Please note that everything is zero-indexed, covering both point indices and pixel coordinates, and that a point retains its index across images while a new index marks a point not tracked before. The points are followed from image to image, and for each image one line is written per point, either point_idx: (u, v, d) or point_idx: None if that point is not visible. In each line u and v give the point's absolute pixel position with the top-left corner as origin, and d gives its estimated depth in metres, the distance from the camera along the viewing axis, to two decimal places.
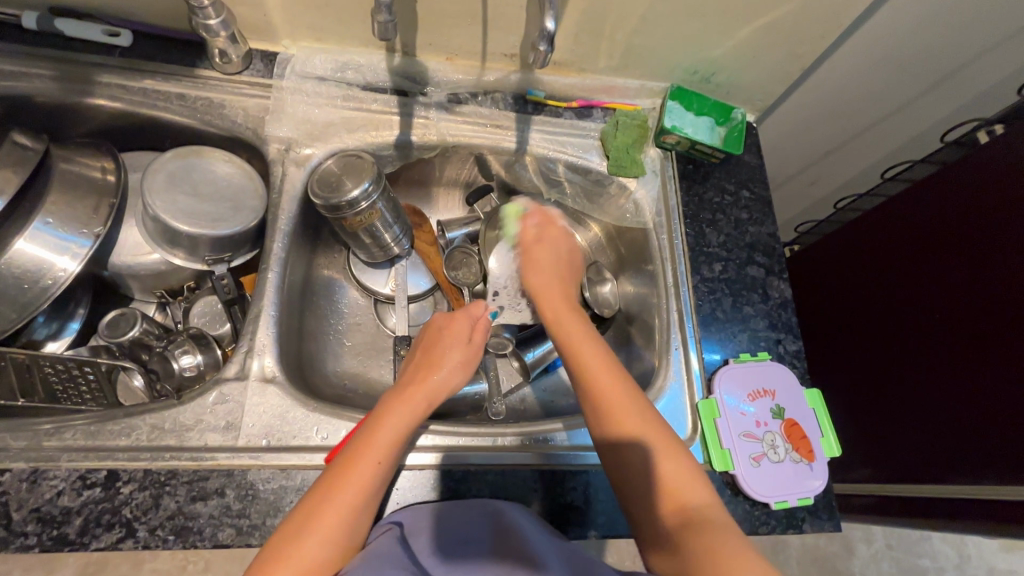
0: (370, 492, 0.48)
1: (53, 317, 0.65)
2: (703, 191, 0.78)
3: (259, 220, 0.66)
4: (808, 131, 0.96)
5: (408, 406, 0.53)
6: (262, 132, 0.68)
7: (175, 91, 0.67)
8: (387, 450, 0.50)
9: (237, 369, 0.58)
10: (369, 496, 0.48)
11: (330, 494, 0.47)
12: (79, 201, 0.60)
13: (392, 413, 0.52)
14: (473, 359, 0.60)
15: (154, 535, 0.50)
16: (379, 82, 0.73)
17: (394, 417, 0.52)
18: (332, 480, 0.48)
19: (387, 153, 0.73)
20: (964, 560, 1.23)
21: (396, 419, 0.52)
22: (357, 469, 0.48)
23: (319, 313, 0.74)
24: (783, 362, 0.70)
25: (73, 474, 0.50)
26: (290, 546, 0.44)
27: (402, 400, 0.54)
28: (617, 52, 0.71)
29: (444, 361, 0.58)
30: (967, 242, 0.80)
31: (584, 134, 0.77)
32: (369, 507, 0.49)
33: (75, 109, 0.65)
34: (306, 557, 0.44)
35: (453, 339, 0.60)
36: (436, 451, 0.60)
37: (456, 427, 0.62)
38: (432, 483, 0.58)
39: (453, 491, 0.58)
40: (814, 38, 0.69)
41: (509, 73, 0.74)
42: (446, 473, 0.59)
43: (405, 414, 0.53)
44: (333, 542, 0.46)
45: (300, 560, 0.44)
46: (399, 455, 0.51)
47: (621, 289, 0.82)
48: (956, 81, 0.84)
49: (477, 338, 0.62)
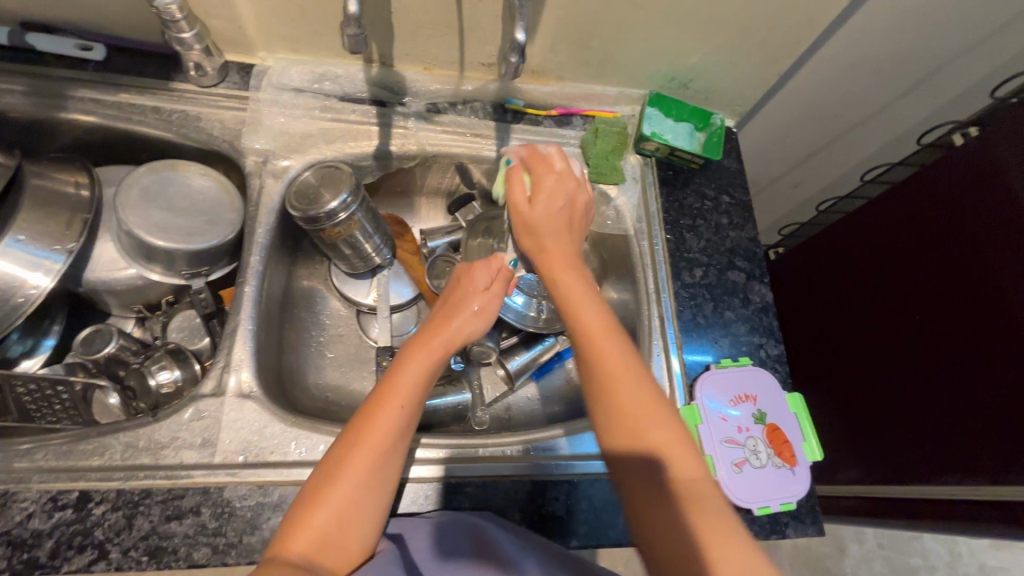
0: (399, 432, 0.48)
1: (28, 334, 0.64)
2: (684, 196, 0.78)
3: (236, 233, 0.66)
4: (788, 133, 0.97)
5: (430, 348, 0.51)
6: (239, 144, 0.68)
7: (150, 105, 0.66)
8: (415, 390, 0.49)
9: (214, 385, 0.58)
10: (401, 435, 0.48)
11: (357, 441, 0.46)
12: (52, 217, 0.59)
13: (411, 358, 0.50)
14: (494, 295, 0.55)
15: (127, 556, 0.49)
16: (357, 92, 0.73)
17: (412, 362, 0.50)
18: (359, 425, 0.47)
19: (367, 164, 0.73)
20: (954, 557, 1.22)
21: (417, 362, 0.50)
22: (383, 414, 0.47)
23: (300, 325, 0.74)
24: (764, 367, 0.70)
25: (44, 495, 0.50)
26: (324, 489, 0.45)
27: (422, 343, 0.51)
28: (595, 60, 0.71)
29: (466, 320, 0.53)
30: (947, 243, 0.80)
31: (564, 141, 0.77)
32: (398, 449, 0.48)
33: (48, 124, 0.64)
34: (343, 501, 0.45)
35: (468, 288, 0.55)
36: (434, 462, 0.59)
37: (454, 439, 0.62)
38: (428, 493, 0.58)
39: (444, 502, 0.58)
40: (788, 44, 0.70)
41: (488, 82, 0.74)
42: (438, 483, 0.58)
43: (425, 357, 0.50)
44: (368, 486, 0.46)
45: (332, 505, 0.44)
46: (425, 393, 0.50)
47: (604, 295, 0.82)
48: (933, 84, 0.85)
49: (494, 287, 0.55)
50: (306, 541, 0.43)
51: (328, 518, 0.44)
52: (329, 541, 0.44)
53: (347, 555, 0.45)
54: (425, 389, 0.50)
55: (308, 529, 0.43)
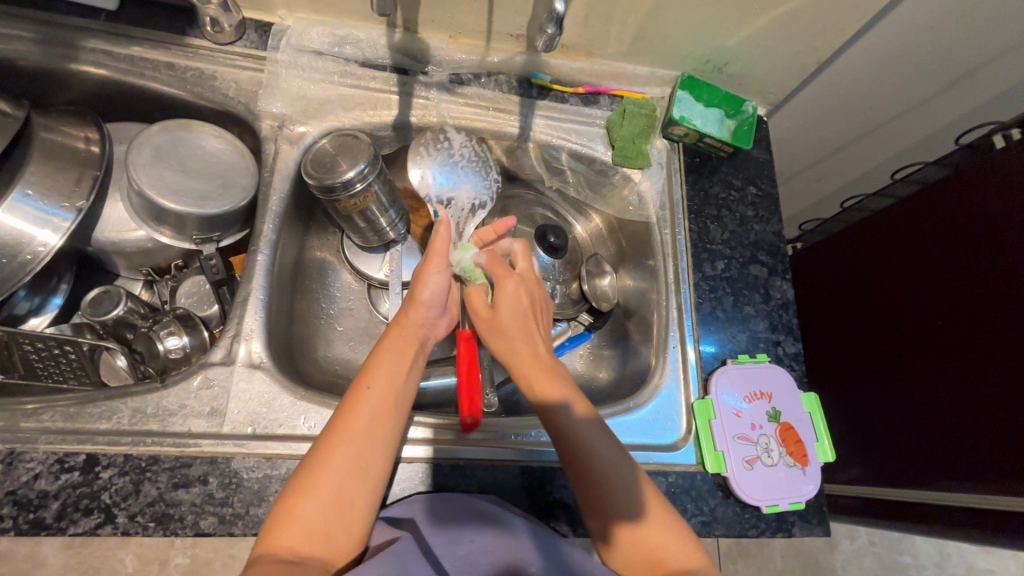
0: (377, 419, 0.47)
1: (35, 291, 0.63)
2: (709, 185, 0.76)
3: (249, 199, 0.64)
4: (819, 125, 0.93)
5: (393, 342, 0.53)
6: (255, 107, 0.65)
7: (164, 60, 0.64)
8: (390, 380, 0.50)
9: (223, 354, 0.57)
10: (380, 424, 0.47)
11: (335, 431, 0.46)
12: (61, 172, 0.58)
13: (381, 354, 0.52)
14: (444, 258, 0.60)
15: (134, 521, 0.49)
16: (379, 58, 0.69)
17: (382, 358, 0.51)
18: (337, 417, 0.47)
19: (385, 134, 0.71)
20: (944, 558, 1.21)
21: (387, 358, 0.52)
22: (359, 403, 0.47)
23: (311, 296, 0.73)
24: (781, 364, 0.69)
25: (51, 457, 0.49)
26: (309, 483, 0.43)
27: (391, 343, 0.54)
28: (627, 38, 0.68)
29: (420, 288, 0.58)
30: (976, 248, 0.78)
31: (590, 121, 0.75)
32: (379, 439, 0.47)
33: (59, 75, 0.62)
34: (326, 493, 0.43)
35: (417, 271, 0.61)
36: (420, 443, 0.58)
37: (442, 419, 0.60)
38: (418, 475, 0.57)
39: (434, 484, 0.57)
40: (834, 30, 0.66)
41: (515, 54, 0.71)
42: (426, 464, 0.57)
43: (394, 355, 0.52)
44: (348, 479, 0.44)
45: (319, 496, 0.43)
46: (401, 382, 0.51)
47: (620, 282, 0.80)
48: (974, 82, 0.81)
49: (437, 247, 0.60)
50: (291, 535, 0.41)
51: (312, 509, 0.42)
52: (314, 535, 0.42)
53: (335, 555, 0.42)
54: (401, 382, 0.51)
55: (293, 521, 0.42)
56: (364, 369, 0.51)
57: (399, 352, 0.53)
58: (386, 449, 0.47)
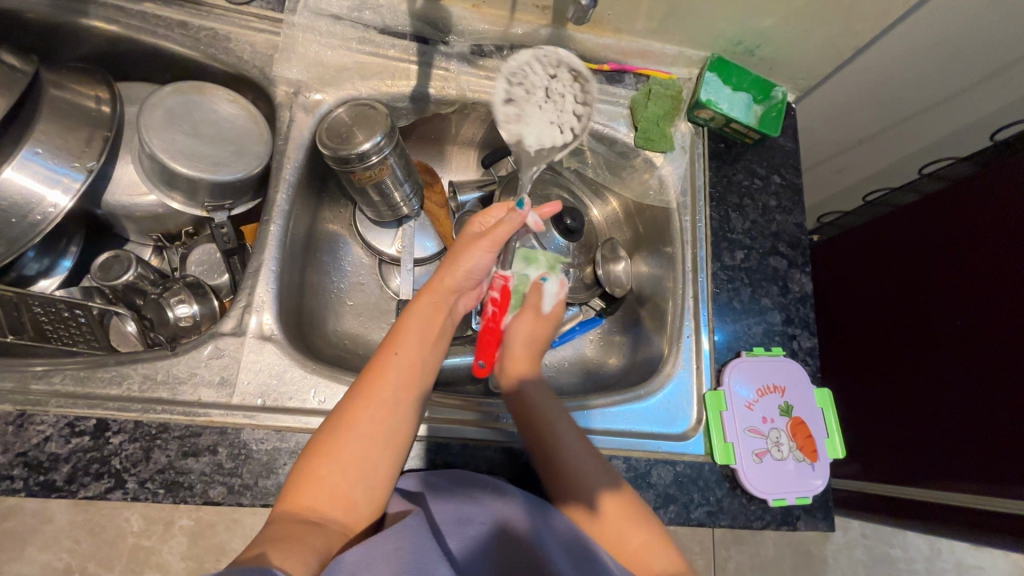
0: (403, 383, 0.47)
1: (44, 253, 0.62)
2: (733, 172, 0.74)
3: (262, 166, 0.62)
4: (847, 116, 0.91)
5: (429, 311, 0.52)
6: (270, 71, 0.63)
7: (177, 19, 0.62)
8: (417, 343, 0.50)
9: (234, 324, 0.56)
10: (408, 390, 0.47)
11: (361, 393, 0.46)
12: (71, 132, 0.56)
13: (411, 321, 0.51)
14: (497, 242, 0.53)
15: (144, 487, 0.49)
16: (399, 25, 0.67)
17: (413, 324, 0.50)
18: (362, 381, 0.47)
19: (403, 106, 0.68)
20: (934, 553, 1.21)
21: (416, 325, 0.51)
22: (386, 369, 0.47)
23: (321, 268, 0.71)
24: (795, 359, 0.68)
25: (61, 420, 0.49)
26: (331, 445, 0.43)
27: (425, 312, 0.52)
28: (657, 14, 0.65)
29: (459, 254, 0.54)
30: (1002, 251, 0.76)
31: (613, 100, 0.72)
32: (403, 406, 0.46)
33: (67, 29, 0.60)
34: (349, 454, 0.43)
35: (463, 238, 0.56)
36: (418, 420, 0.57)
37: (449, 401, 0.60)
38: (413, 452, 0.56)
39: (430, 461, 0.56)
40: (877, 13, 0.63)
41: (540, 27, 0.68)
42: (421, 443, 0.56)
43: (425, 325, 0.51)
44: (373, 441, 0.44)
45: (343, 457, 0.43)
46: (428, 349, 0.50)
47: (634, 268, 0.79)
48: (1008, 78, 0.76)
49: (499, 231, 0.53)
50: (316, 497, 0.41)
51: (333, 471, 0.42)
52: (337, 499, 0.42)
53: (355, 519, 0.42)
54: (428, 346, 0.50)
55: (317, 484, 0.42)
56: (392, 333, 0.50)
57: (428, 318, 0.51)
58: (409, 416, 0.47)
